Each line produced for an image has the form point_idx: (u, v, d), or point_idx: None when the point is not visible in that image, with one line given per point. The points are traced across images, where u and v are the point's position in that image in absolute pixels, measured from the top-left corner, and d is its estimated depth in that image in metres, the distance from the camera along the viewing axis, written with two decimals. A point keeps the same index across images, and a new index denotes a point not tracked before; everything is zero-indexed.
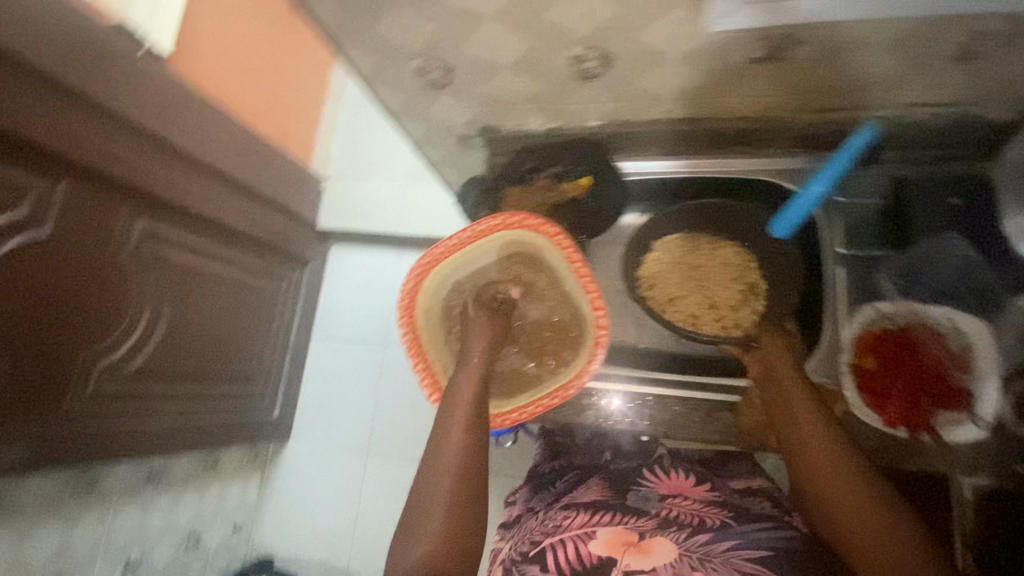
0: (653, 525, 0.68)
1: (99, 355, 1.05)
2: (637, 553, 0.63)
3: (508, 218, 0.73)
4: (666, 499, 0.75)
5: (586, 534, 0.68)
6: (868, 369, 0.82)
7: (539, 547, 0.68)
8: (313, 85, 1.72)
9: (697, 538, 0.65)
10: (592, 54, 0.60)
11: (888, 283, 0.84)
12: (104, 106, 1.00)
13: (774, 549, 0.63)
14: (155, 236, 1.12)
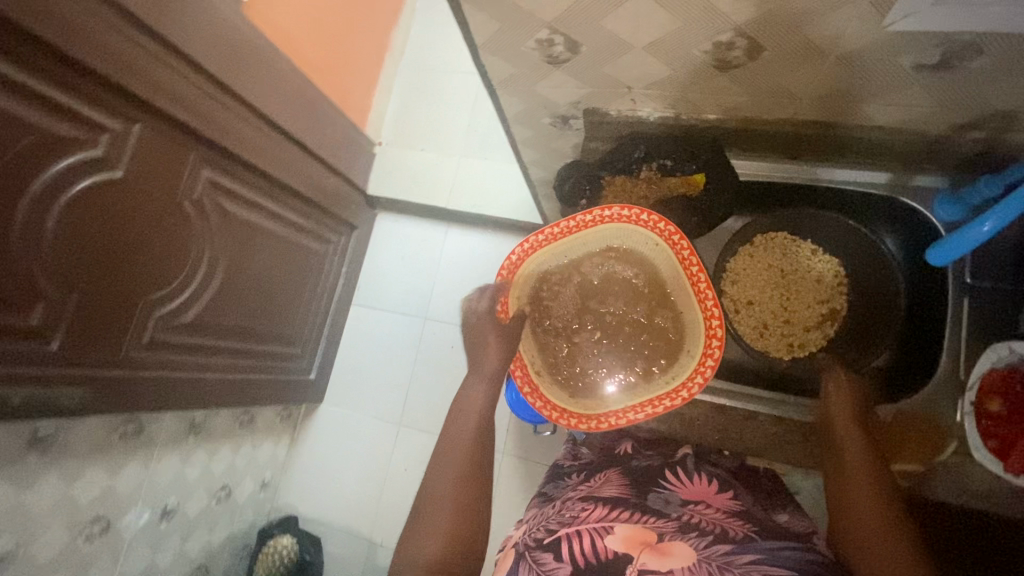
0: (672, 527, 0.60)
1: (156, 304, 1.03)
2: (655, 554, 0.55)
3: (630, 212, 0.66)
4: (687, 504, 0.66)
5: (603, 527, 0.60)
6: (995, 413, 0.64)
7: (554, 535, 0.60)
8: (374, 45, 1.66)
9: (719, 546, 0.56)
10: (741, 42, 0.55)
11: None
12: (182, 48, 0.97)
13: (800, 568, 0.53)
14: (218, 188, 1.11)
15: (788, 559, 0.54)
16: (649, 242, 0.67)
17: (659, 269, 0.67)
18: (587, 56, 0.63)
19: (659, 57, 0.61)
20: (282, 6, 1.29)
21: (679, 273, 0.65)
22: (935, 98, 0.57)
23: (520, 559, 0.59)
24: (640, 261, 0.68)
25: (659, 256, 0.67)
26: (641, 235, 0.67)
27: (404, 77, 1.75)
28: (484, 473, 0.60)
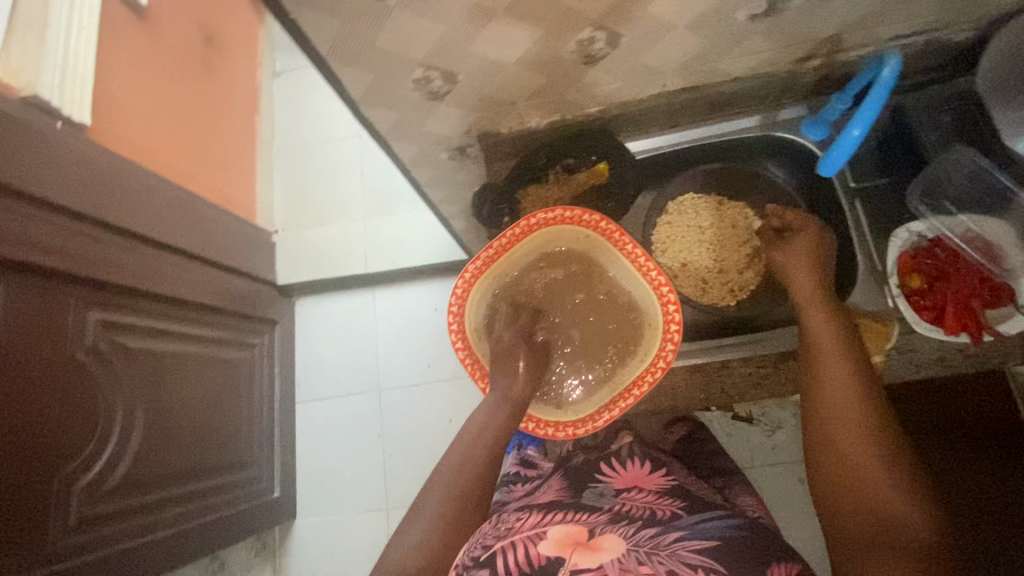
0: (604, 520, 0.64)
1: (73, 477, 0.90)
2: (586, 550, 0.57)
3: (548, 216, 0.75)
4: (621, 494, 0.72)
5: (536, 534, 0.62)
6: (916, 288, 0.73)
7: (488, 550, 0.61)
8: (243, 136, 1.60)
9: (645, 531, 0.60)
10: (600, 35, 0.59)
11: (918, 203, 0.76)
12: (28, 192, 0.88)
13: (720, 539, 0.60)
14: (111, 326, 0.99)
15: (709, 530, 0.61)
16: (583, 237, 0.76)
17: (601, 254, 0.78)
18: (465, 85, 0.65)
19: (532, 67, 0.63)
20: (132, 122, 1.21)
21: (620, 256, 0.76)
22: (772, 40, 0.64)
23: None
24: (583, 252, 0.78)
25: (597, 244, 0.77)
26: (574, 232, 0.76)
27: (281, 160, 1.70)
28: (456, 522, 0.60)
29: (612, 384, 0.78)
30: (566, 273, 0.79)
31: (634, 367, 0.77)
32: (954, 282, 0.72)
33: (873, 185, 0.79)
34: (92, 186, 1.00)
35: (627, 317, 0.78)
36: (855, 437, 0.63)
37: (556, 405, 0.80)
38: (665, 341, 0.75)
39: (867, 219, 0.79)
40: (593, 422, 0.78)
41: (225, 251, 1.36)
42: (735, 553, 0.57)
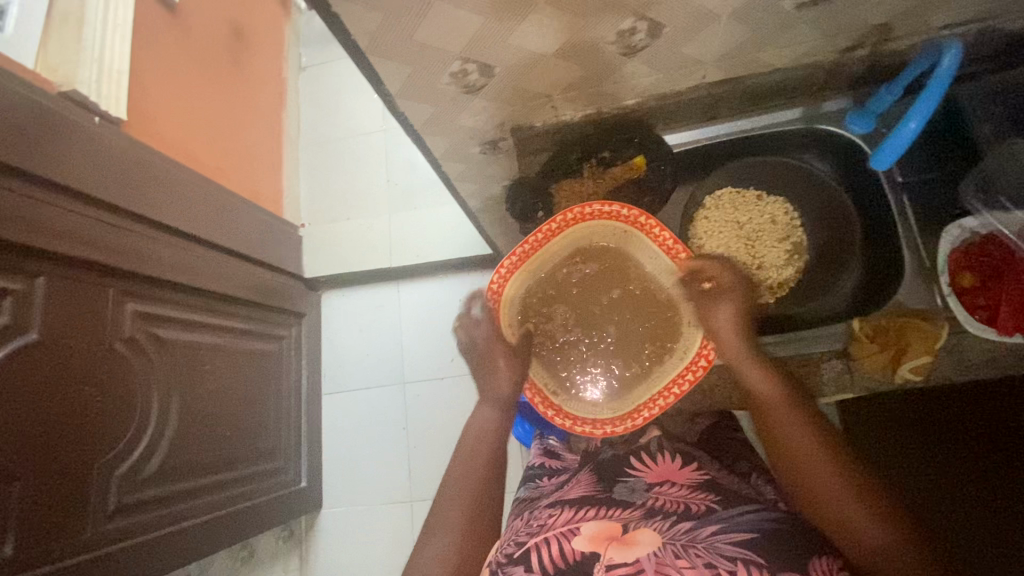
0: (638, 515, 0.64)
1: (112, 465, 0.92)
2: (621, 545, 0.57)
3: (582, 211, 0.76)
4: (653, 488, 0.70)
5: (571, 530, 0.62)
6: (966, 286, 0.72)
7: (523, 547, 0.62)
8: (270, 132, 1.62)
9: (680, 526, 0.60)
10: (641, 26, 0.58)
11: (971, 199, 0.74)
12: (67, 186, 0.90)
13: (757, 531, 0.58)
14: (147, 318, 1.01)
15: (746, 523, 0.59)
16: (621, 232, 0.77)
17: (637, 249, 0.77)
18: (501, 78, 0.64)
19: (569, 59, 0.62)
20: (165, 117, 1.23)
21: (658, 250, 0.76)
22: (819, 29, 0.62)
23: None
24: (619, 248, 0.78)
25: (634, 238, 0.77)
26: (611, 227, 0.77)
27: (307, 155, 1.72)
28: None
29: (649, 381, 0.77)
30: (601, 269, 0.78)
31: (673, 365, 0.76)
32: (1007, 279, 0.71)
33: (920, 179, 0.77)
34: (128, 181, 1.02)
35: (665, 313, 0.77)
36: (804, 455, 0.62)
37: (591, 403, 0.79)
38: (706, 339, 0.73)
39: (915, 214, 0.76)
40: (631, 421, 0.76)
41: (254, 245, 1.38)
42: (774, 546, 0.56)
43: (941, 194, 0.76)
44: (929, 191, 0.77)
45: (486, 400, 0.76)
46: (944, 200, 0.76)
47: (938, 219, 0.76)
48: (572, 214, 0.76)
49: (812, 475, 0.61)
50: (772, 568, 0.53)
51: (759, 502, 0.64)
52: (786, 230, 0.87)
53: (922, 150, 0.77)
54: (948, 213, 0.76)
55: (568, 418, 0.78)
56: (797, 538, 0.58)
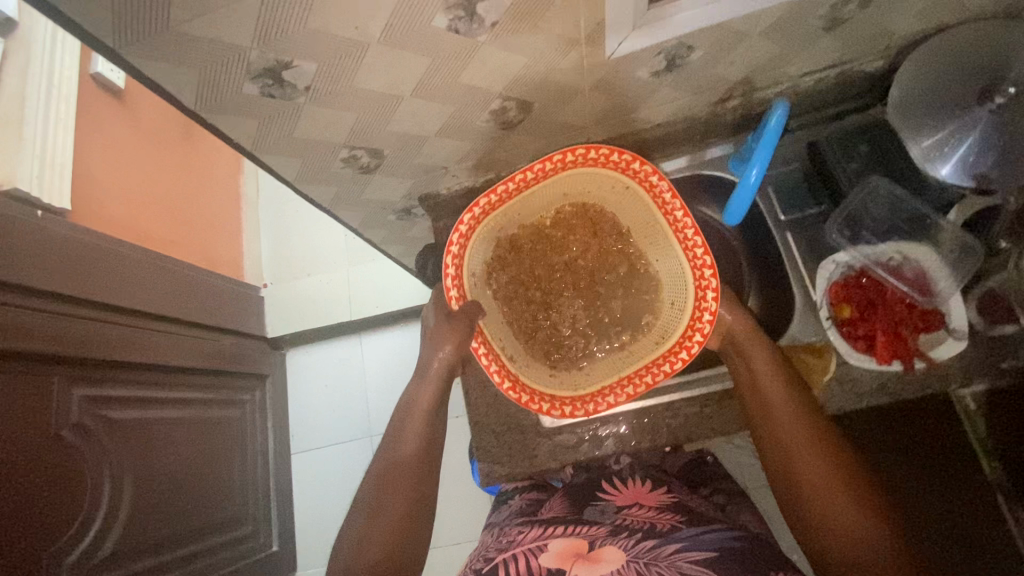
0: (604, 533, 0.67)
1: (63, 553, 0.92)
2: (585, 562, 0.60)
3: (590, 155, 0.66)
4: (622, 511, 0.74)
5: (539, 547, 0.66)
6: (846, 318, 0.65)
7: (490, 562, 0.65)
8: (226, 200, 1.68)
9: (645, 543, 0.63)
10: (510, 104, 0.62)
11: (836, 234, 0.69)
12: (13, 282, 0.93)
13: (717, 549, 0.60)
14: (96, 401, 1.03)
15: (708, 541, 0.62)
16: (622, 186, 0.67)
17: (632, 208, 0.69)
18: (393, 158, 0.68)
19: (453, 136, 0.66)
20: (113, 199, 1.27)
21: (658, 216, 0.65)
22: (682, 89, 0.67)
23: None
24: (615, 201, 0.70)
25: (633, 197, 0.67)
26: (610, 178, 0.68)
27: (266, 216, 1.76)
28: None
29: (624, 364, 0.67)
30: (583, 225, 0.71)
31: (647, 348, 0.67)
32: (881, 312, 0.64)
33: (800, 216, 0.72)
34: (75, 267, 1.06)
35: (644, 293, 0.69)
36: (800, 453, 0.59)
37: (552, 373, 0.69)
38: (692, 329, 0.63)
39: (798, 245, 0.71)
40: (593, 404, 0.65)
41: (213, 312, 1.41)
42: (732, 560, 0.58)
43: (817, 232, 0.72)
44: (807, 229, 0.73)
45: (437, 375, 0.71)
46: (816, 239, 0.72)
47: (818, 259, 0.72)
48: (578, 155, 0.66)
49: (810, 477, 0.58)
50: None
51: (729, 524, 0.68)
52: None
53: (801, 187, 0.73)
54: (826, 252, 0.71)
55: (527, 393, 0.66)
56: (762, 555, 0.60)
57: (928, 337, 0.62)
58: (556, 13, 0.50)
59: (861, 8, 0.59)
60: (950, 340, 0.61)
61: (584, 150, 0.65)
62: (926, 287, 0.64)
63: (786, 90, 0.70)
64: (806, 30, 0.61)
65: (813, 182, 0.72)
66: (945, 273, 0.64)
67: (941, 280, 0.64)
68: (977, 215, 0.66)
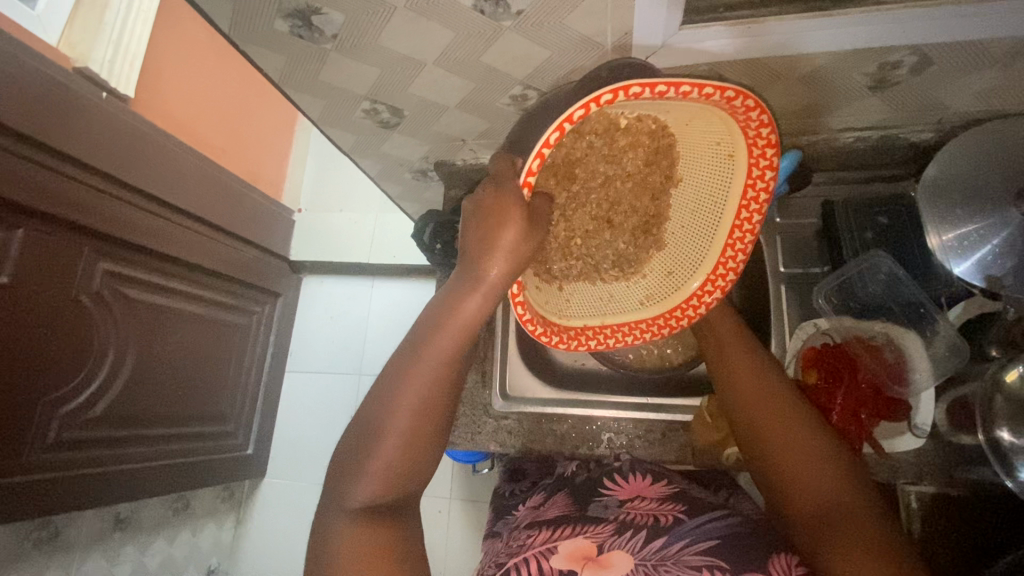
0: (609, 532, 0.58)
1: (59, 402, 1.02)
2: (595, 566, 0.52)
3: (743, 114, 0.51)
4: (625, 504, 0.64)
5: (547, 549, 0.56)
6: (809, 387, 0.62)
7: (501, 566, 0.56)
8: (281, 121, 1.75)
9: (652, 543, 0.54)
10: (531, 93, 0.63)
11: (824, 299, 0.67)
12: (69, 153, 1.01)
13: (722, 538, 0.54)
14: (118, 278, 1.12)
15: (712, 531, 0.55)
16: (726, 150, 0.56)
17: (698, 164, 0.59)
18: (412, 119, 0.70)
19: (473, 112, 0.68)
20: (175, 96, 1.36)
21: (719, 211, 0.59)
22: None
23: None
24: (700, 151, 0.58)
25: (710, 164, 0.58)
26: (725, 134, 0.55)
27: (314, 146, 1.83)
28: None
29: (604, 307, 0.65)
30: (645, 141, 0.59)
31: (625, 302, 0.65)
32: (846, 386, 0.61)
33: (799, 273, 0.71)
34: (126, 152, 1.13)
35: (649, 246, 0.64)
36: (757, 404, 0.56)
37: (538, 291, 0.63)
38: (687, 304, 0.62)
39: (786, 297, 0.71)
40: (575, 343, 0.64)
41: (244, 222, 1.48)
42: (738, 553, 0.51)
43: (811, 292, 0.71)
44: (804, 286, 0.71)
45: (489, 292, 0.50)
46: (806, 298, 0.70)
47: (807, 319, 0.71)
48: (738, 107, 0.50)
49: (767, 423, 0.54)
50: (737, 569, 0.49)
51: (727, 511, 0.60)
52: None
53: (811, 244, 0.72)
54: (814, 313, 0.70)
55: (535, 320, 0.60)
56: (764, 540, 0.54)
57: (880, 424, 0.62)
58: (583, 13, 0.50)
59: (909, 75, 0.56)
60: (907, 435, 0.61)
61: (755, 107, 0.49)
62: (901, 378, 0.62)
63: (820, 142, 0.69)
64: (848, 85, 0.59)
65: (825, 243, 0.71)
66: (926, 367, 0.61)
67: (920, 374, 0.61)
68: (980, 317, 0.64)
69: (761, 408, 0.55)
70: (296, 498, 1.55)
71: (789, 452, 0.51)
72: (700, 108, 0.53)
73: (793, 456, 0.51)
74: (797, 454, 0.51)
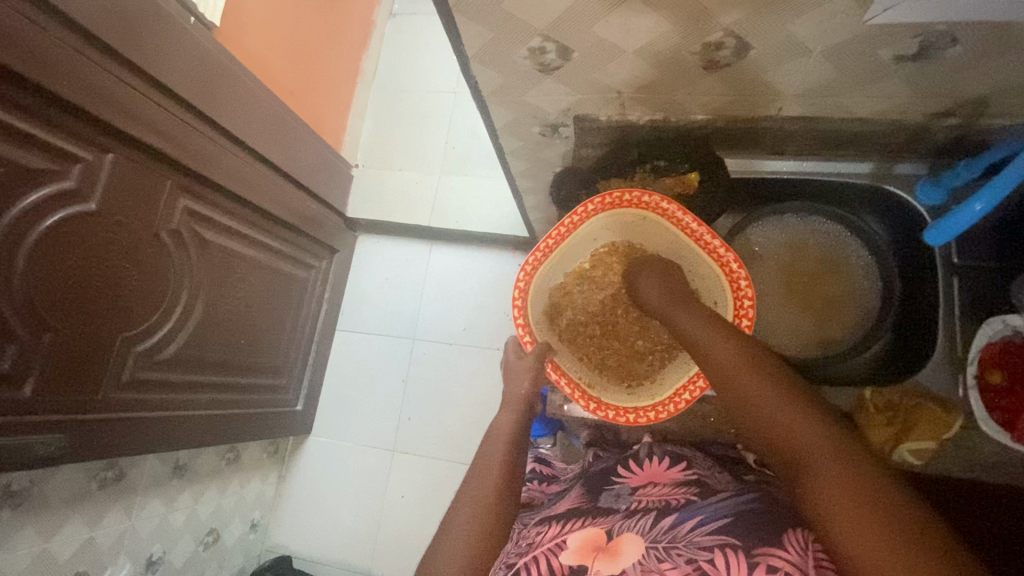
0: (619, 519, 0.63)
1: (133, 341, 0.98)
2: (606, 557, 0.57)
3: (620, 196, 0.80)
4: (636, 492, 0.70)
5: (558, 545, 0.62)
6: (996, 384, 0.74)
7: (512, 567, 0.62)
8: (347, 69, 1.66)
9: (662, 522, 0.59)
10: (729, 42, 0.57)
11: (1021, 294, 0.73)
12: (156, 77, 0.94)
13: (735, 514, 0.57)
14: (195, 216, 1.06)
15: (725, 509, 0.58)
16: (642, 219, 0.82)
17: (657, 233, 0.83)
18: (578, 63, 0.64)
19: (649, 60, 0.62)
20: (254, 30, 1.28)
21: (691, 244, 0.80)
22: (912, 88, 0.60)
23: None
24: (651, 235, 0.83)
25: (648, 227, 0.83)
26: (632, 215, 0.82)
27: (375, 99, 1.75)
28: None
29: (686, 362, 0.81)
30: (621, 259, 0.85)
31: None
32: None
33: (977, 266, 0.76)
34: (208, 84, 1.06)
35: None
36: (750, 385, 0.59)
37: (629, 393, 0.84)
38: (736, 319, 0.78)
39: (960, 304, 0.76)
40: (671, 405, 0.79)
41: (308, 171, 1.42)
42: (751, 526, 0.54)
43: (992, 284, 0.75)
44: (979, 279, 0.76)
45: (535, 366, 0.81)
46: (992, 291, 0.75)
47: (982, 311, 0.76)
48: (604, 199, 0.80)
49: (761, 404, 0.57)
50: (748, 545, 0.52)
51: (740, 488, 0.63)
52: (818, 274, 0.89)
53: (989, 238, 0.76)
54: (994, 307, 0.75)
55: (618, 410, 0.82)
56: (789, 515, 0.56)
57: (998, 432, 0.74)
58: None
59: None
60: None
61: (608, 196, 0.79)
62: None
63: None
64: None
65: (1008, 237, 0.75)
66: None
67: None
68: None
69: (755, 388, 0.58)
70: (342, 459, 1.52)
71: (790, 431, 0.54)
72: (606, 216, 0.82)
73: (793, 434, 0.54)
74: (797, 430, 0.54)
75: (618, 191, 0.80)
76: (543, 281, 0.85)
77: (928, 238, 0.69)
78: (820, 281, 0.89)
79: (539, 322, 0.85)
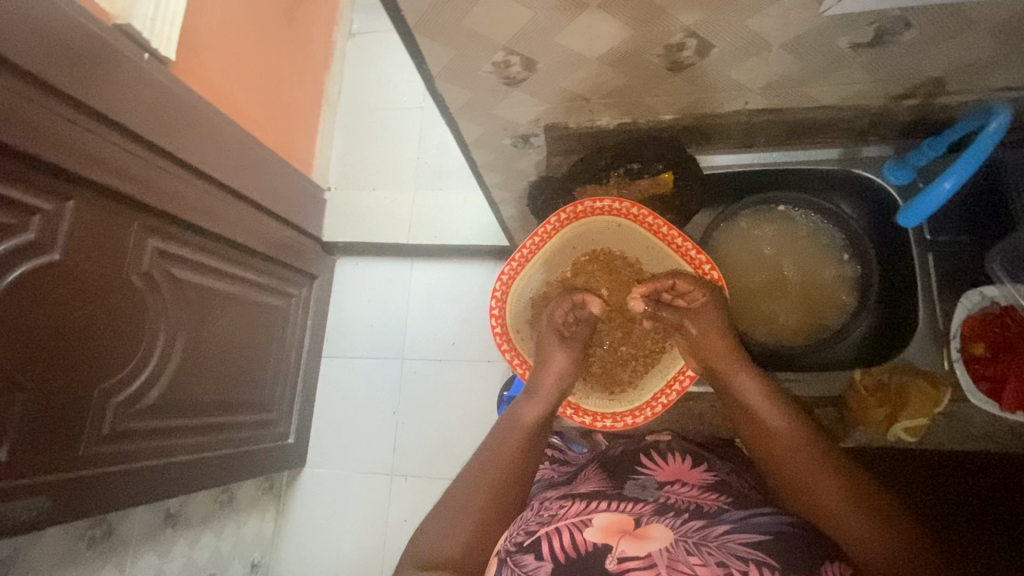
0: (650, 510, 0.62)
1: (111, 392, 0.94)
2: (634, 539, 0.56)
3: (591, 204, 0.81)
4: (664, 487, 0.67)
5: (582, 521, 0.60)
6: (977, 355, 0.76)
7: (533, 535, 0.60)
8: (311, 92, 1.64)
9: (694, 523, 0.58)
10: (690, 43, 0.57)
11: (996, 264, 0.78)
12: (113, 119, 0.92)
13: (773, 533, 0.55)
14: (166, 256, 1.03)
15: (762, 524, 0.56)
16: (616, 226, 0.83)
17: (632, 239, 0.84)
18: (542, 74, 0.64)
19: (614, 66, 0.62)
20: (212, 62, 1.25)
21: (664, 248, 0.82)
22: (871, 74, 0.62)
23: (501, 565, 0.58)
24: (626, 242, 0.85)
25: (623, 235, 0.84)
26: (606, 223, 0.83)
27: (342, 120, 1.73)
28: (468, 492, 0.62)
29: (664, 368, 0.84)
30: (600, 267, 0.85)
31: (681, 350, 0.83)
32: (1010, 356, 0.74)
33: (952, 241, 0.80)
34: (167, 120, 1.04)
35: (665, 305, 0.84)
36: (775, 438, 0.66)
37: (611, 398, 0.85)
38: None
39: (937, 274, 0.80)
40: (648, 410, 0.83)
41: (280, 199, 1.40)
42: (787, 548, 0.54)
43: (970, 258, 0.80)
44: (953, 253, 0.80)
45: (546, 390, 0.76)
46: (969, 265, 0.80)
47: (960, 282, 0.80)
48: (576, 207, 0.81)
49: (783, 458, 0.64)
50: (786, 570, 0.51)
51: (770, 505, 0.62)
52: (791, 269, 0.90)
53: (956, 213, 0.80)
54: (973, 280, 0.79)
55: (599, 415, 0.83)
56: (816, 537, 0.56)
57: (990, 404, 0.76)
58: None
59: None
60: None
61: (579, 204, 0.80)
62: None
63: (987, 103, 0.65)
64: None
65: (977, 212, 0.80)
66: None
67: None
68: None
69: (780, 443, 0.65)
70: (340, 488, 1.49)
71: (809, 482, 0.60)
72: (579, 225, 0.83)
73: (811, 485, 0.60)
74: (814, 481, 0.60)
75: (589, 199, 0.80)
76: (522, 292, 0.85)
77: (902, 220, 0.74)
78: (794, 273, 0.90)
79: (520, 331, 0.85)
